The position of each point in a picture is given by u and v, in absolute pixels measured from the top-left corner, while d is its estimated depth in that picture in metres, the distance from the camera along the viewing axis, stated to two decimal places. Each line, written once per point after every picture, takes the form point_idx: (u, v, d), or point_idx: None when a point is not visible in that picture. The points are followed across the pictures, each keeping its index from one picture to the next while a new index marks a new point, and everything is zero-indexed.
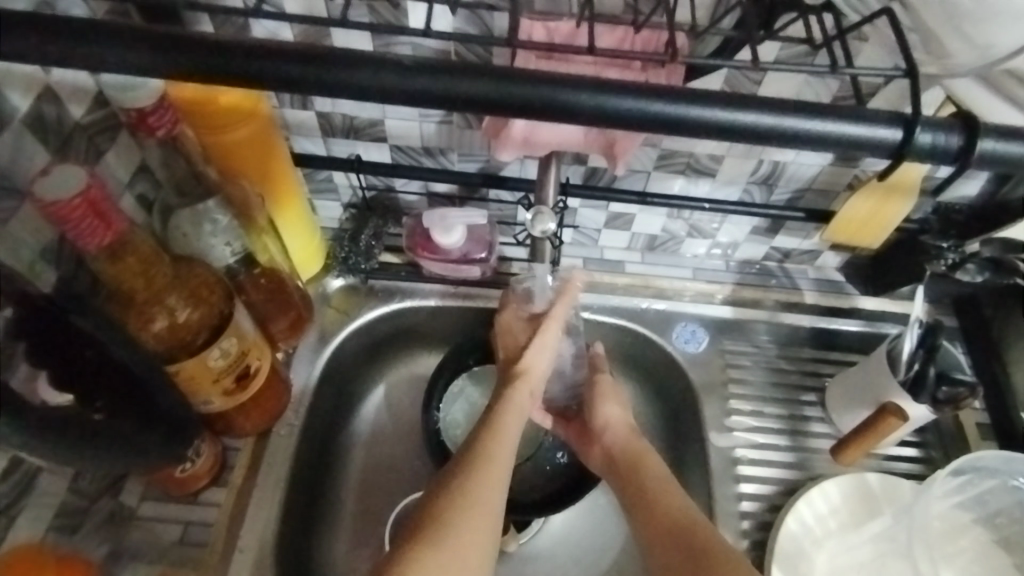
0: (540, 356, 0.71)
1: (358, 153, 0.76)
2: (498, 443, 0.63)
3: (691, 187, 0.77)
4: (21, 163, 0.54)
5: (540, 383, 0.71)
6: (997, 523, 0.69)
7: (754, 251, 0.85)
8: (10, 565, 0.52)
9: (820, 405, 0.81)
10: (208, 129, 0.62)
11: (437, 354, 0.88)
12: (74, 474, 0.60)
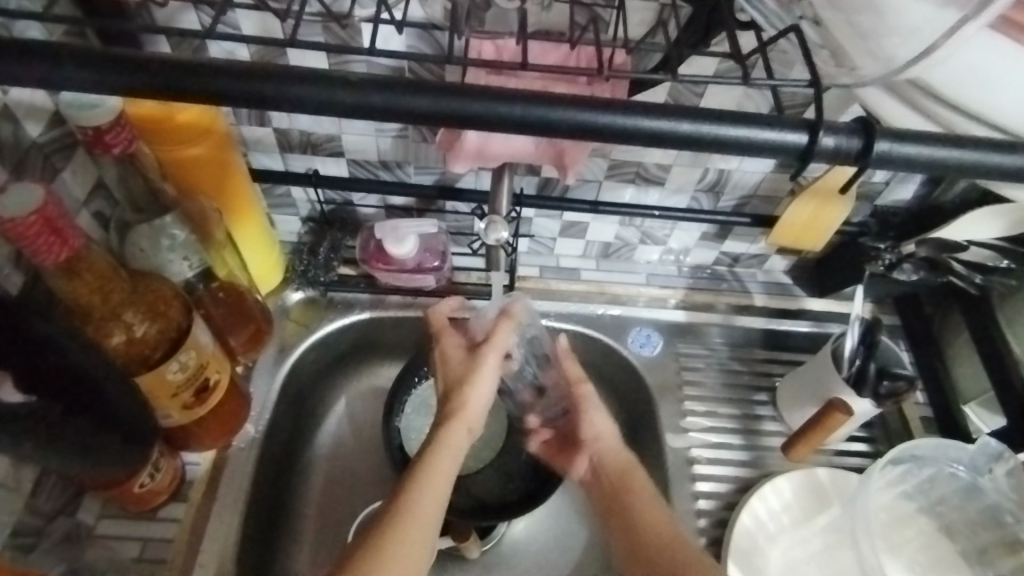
0: (475, 394, 0.67)
1: (315, 167, 0.77)
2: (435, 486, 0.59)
3: (642, 196, 0.80)
4: None
5: (478, 412, 0.67)
6: (940, 511, 0.69)
7: (703, 256, 0.89)
8: None
9: (772, 404, 0.83)
10: (165, 141, 0.61)
11: (398, 364, 0.89)
12: (30, 492, 0.56)
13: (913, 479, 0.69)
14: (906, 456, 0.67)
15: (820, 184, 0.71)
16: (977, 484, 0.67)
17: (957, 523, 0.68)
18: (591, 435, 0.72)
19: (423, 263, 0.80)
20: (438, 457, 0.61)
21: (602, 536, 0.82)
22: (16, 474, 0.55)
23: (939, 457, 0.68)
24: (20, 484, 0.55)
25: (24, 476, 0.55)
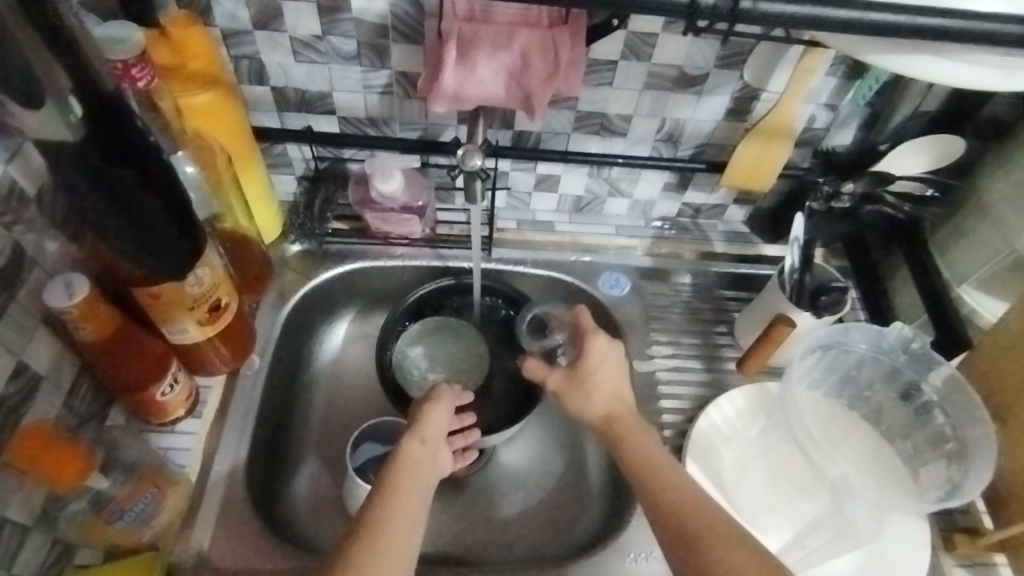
0: (434, 412, 0.75)
1: (310, 125, 0.85)
2: (402, 513, 0.63)
3: (607, 147, 0.88)
4: None
5: (434, 432, 0.74)
6: (868, 396, 0.75)
7: (668, 208, 0.97)
8: (23, 441, 0.58)
9: (731, 335, 0.92)
10: (181, 86, 0.69)
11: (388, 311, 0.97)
12: (68, 388, 0.64)
13: (840, 369, 0.75)
14: (829, 343, 0.73)
15: (764, 124, 0.80)
16: (895, 365, 0.73)
17: (888, 409, 0.74)
18: (593, 409, 0.75)
19: (411, 203, 0.87)
20: (399, 484, 0.66)
21: (578, 460, 0.91)
22: (56, 368, 0.63)
23: (848, 340, 0.74)
24: (60, 379, 0.63)
25: (62, 372, 0.64)
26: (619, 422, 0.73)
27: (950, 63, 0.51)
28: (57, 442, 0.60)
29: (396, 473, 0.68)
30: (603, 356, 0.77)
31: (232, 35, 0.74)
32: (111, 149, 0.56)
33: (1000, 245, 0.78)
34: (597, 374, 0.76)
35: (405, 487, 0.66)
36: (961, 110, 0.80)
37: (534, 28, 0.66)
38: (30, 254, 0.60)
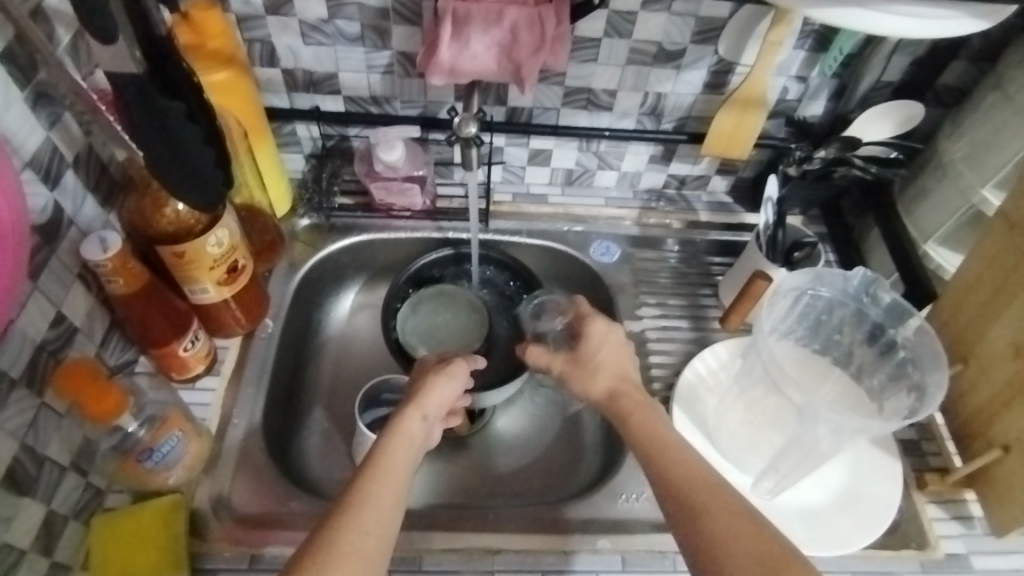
0: (440, 384, 0.74)
1: (317, 104, 0.91)
2: (387, 486, 0.62)
3: (594, 121, 0.94)
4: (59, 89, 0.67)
5: (436, 408, 0.73)
6: (836, 340, 0.81)
7: (654, 180, 1.03)
8: (68, 373, 0.62)
9: (716, 296, 0.98)
10: (205, 64, 0.75)
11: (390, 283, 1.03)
12: (99, 340, 0.71)
13: (811, 317, 0.81)
14: (803, 289, 0.79)
15: (737, 95, 0.86)
16: (861, 308, 0.79)
17: (858, 352, 0.80)
18: (598, 388, 0.75)
19: (413, 174, 0.93)
20: (389, 458, 0.65)
21: (572, 415, 0.98)
22: (89, 321, 0.69)
23: (810, 287, 0.79)
24: (92, 332, 0.70)
25: (94, 325, 0.70)
26: (624, 403, 0.72)
27: (874, 15, 0.54)
28: (101, 380, 0.63)
29: (392, 444, 0.67)
30: (603, 336, 0.78)
31: (246, 19, 0.80)
32: (165, 81, 0.55)
33: (958, 201, 0.84)
34: (599, 357, 0.77)
35: (397, 456, 0.65)
36: (920, 78, 0.86)
37: (522, 7, 0.72)
38: (67, 212, 0.65)
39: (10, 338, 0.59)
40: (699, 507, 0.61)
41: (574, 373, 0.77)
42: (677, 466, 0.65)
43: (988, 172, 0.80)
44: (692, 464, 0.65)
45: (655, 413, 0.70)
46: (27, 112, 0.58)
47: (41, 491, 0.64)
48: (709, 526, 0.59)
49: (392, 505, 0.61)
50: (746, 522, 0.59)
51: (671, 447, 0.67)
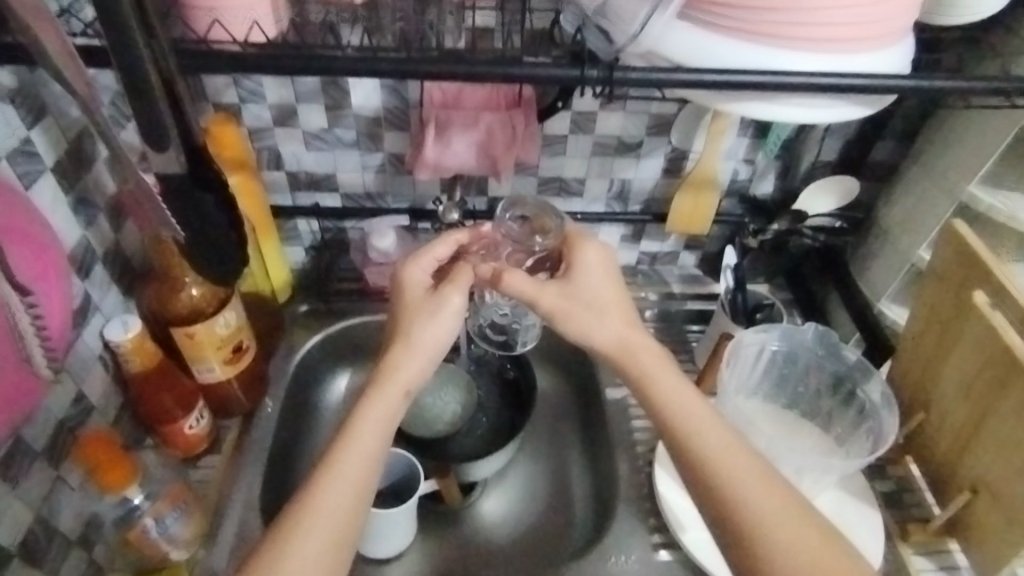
0: (411, 354, 0.67)
1: (317, 201, 1.01)
2: (344, 490, 0.59)
3: (568, 206, 1.04)
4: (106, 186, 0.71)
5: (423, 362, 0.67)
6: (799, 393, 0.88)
7: (628, 257, 1.12)
8: (85, 443, 0.67)
9: (693, 362, 1.05)
10: (232, 167, 0.86)
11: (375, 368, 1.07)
12: (112, 419, 0.76)
13: (773, 372, 0.88)
14: (763, 345, 0.87)
15: (692, 177, 0.97)
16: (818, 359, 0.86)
17: (824, 400, 0.86)
18: (604, 338, 0.66)
19: None
20: (345, 452, 0.60)
21: (563, 482, 1.02)
22: (105, 401, 0.75)
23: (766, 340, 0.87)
24: (107, 411, 0.75)
25: (109, 404, 0.75)
26: (633, 355, 0.65)
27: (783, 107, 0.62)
28: (116, 449, 0.68)
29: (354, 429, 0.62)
30: (591, 265, 0.70)
31: (256, 131, 0.92)
32: None
33: (900, 261, 0.92)
34: (590, 291, 0.69)
35: (353, 447, 0.61)
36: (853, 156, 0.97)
37: (496, 113, 0.83)
38: (93, 300, 0.72)
39: (36, 417, 0.64)
40: (736, 497, 0.57)
41: (570, 312, 0.67)
42: (712, 450, 0.59)
43: (921, 234, 0.89)
44: (723, 437, 0.60)
45: (672, 381, 0.63)
46: (67, 214, 0.65)
47: (50, 564, 0.67)
48: (753, 522, 0.56)
49: (352, 500, 0.59)
50: (789, 518, 0.56)
51: (694, 427, 0.61)
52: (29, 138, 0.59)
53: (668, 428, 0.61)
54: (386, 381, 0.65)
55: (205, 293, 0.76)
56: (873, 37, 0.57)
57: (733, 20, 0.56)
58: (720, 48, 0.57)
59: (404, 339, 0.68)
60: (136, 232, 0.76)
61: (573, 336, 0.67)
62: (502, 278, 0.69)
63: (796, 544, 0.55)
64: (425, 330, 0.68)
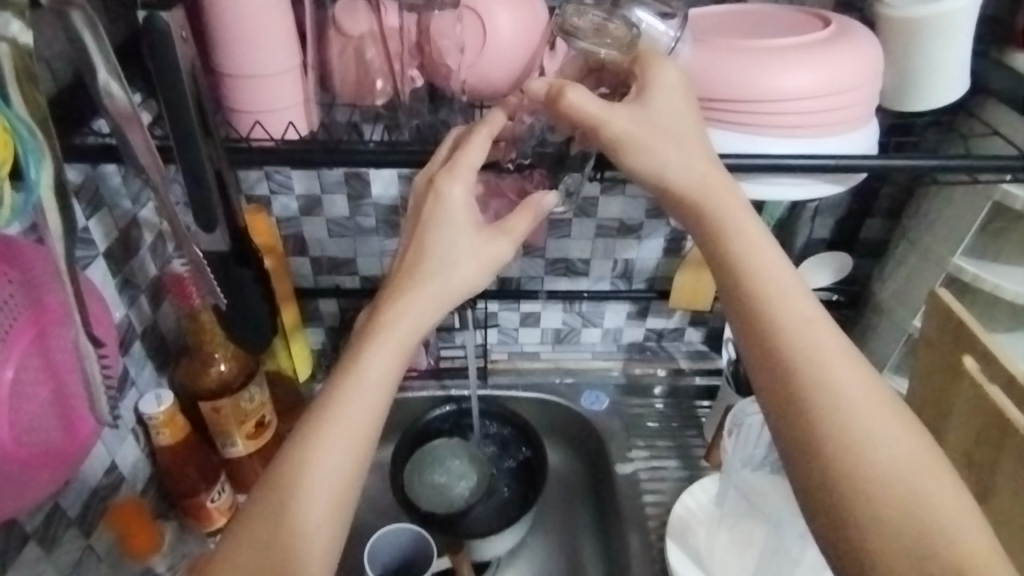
0: (430, 246, 0.58)
1: (338, 283, 1.07)
2: (377, 382, 0.52)
3: (575, 285, 1.07)
4: (144, 270, 0.77)
5: (439, 262, 0.58)
6: None
7: (635, 334, 1.13)
8: (120, 515, 0.74)
9: (703, 437, 1.07)
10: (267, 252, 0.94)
11: (390, 445, 1.10)
12: (139, 490, 0.79)
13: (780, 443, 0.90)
14: None
15: (691, 255, 1.02)
16: None
17: None
18: (685, 178, 0.57)
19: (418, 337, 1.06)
20: (381, 341, 0.54)
21: (577, 561, 1.02)
22: (134, 472, 0.78)
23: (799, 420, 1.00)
24: (135, 482, 0.78)
25: (137, 476, 0.78)
26: (712, 202, 0.57)
27: (759, 186, 0.67)
28: (145, 518, 0.77)
29: (392, 316, 0.55)
30: (674, 107, 0.58)
31: (285, 219, 1.00)
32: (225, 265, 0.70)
33: (898, 332, 0.95)
34: (665, 116, 0.58)
35: (393, 336, 0.54)
36: (845, 234, 1.02)
37: None
38: (131, 374, 0.76)
39: (74, 485, 0.67)
40: (845, 402, 0.51)
41: (643, 150, 0.57)
42: (845, 373, 0.52)
43: (914, 306, 0.92)
44: (798, 293, 0.54)
45: (779, 279, 0.55)
46: (115, 294, 0.72)
47: None
48: (818, 381, 0.51)
49: (355, 448, 0.50)
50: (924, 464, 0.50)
51: (822, 341, 0.53)
52: (88, 226, 0.67)
53: (744, 281, 0.55)
54: (419, 280, 0.57)
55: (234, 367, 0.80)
56: (841, 121, 0.64)
57: (709, 114, 0.63)
58: None
59: (440, 212, 0.59)
60: (172, 313, 0.82)
61: (641, 169, 0.58)
62: (564, 92, 0.57)
63: (864, 412, 0.51)
64: (442, 224, 0.59)
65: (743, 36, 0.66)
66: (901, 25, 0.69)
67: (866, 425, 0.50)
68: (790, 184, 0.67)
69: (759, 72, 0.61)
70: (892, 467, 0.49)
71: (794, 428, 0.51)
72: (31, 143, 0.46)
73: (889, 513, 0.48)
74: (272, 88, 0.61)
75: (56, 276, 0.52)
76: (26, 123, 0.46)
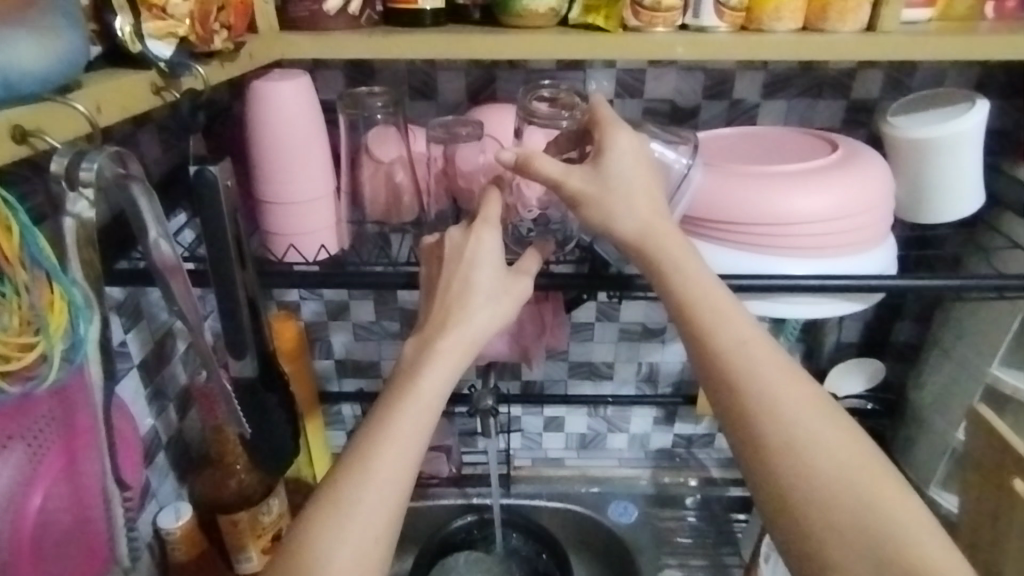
0: (469, 318, 0.57)
1: (362, 386, 1.07)
2: (411, 423, 0.50)
3: (599, 389, 1.06)
4: (172, 381, 0.78)
5: (480, 332, 0.57)
6: None
7: (663, 440, 1.10)
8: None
9: (739, 555, 1.02)
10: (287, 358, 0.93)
11: (408, 557, 1.06)
12: None
13: None
14: None
15: None
16: None
17: None
18: (629, 224, 0.57)
19: (441, 443, 1.04)
20: (418, 383, 0.52)
21: None
22: None
23: None
24: None
25: None
26: (657, 242, 0.56)
27: (777, 304, 0.67)
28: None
29: (424, 362, 0.54)
30: (622, 150, 0.58)
31: (313, 323, 1.02)
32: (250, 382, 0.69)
33: (940, 444, 0.91)
34: (622, 171, 0.58)
35: (422, 384, 0.52)
36: (874, 339, 1.00)
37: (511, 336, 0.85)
38: (152, 486, 0.76)
39: None
40: (785, 421, 0.49)
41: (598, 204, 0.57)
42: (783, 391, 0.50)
43: (954, 417, 0.89)
44: (737, 318, 0.53)
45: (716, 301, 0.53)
46: (143, 406, 0.73)
47: None
48: (764, 408, 0.49)
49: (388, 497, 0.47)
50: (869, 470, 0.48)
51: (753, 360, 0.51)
52: (125, 340, 0.69)
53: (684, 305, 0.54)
54: (448, 328, 0.56)
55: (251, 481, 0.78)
56: (856, 242, 0.65)
57: (725, 234, 0.65)
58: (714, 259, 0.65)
59: (467, 286, 0.59)
60: (197, 422, 0.82)
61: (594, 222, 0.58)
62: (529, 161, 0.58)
63: (808, 430, 0.48)
64: (470, 276, 0.59)
65: (755, 160, 0.68)
66: (908, 144, 0.71)
67: (811, 442, 0.48)
68: (808, 304, 0.67)
69: (774, 195, 0.63)
70: (843, 483, 0.47)
71: (746, 456, 0.49)
72: (83, 304, 0.45)
73: (841, 531, 0.45)
74: (307, 214, 0.65)
75: (92, 406, 0.50)
76: (79, 285, 0.45)
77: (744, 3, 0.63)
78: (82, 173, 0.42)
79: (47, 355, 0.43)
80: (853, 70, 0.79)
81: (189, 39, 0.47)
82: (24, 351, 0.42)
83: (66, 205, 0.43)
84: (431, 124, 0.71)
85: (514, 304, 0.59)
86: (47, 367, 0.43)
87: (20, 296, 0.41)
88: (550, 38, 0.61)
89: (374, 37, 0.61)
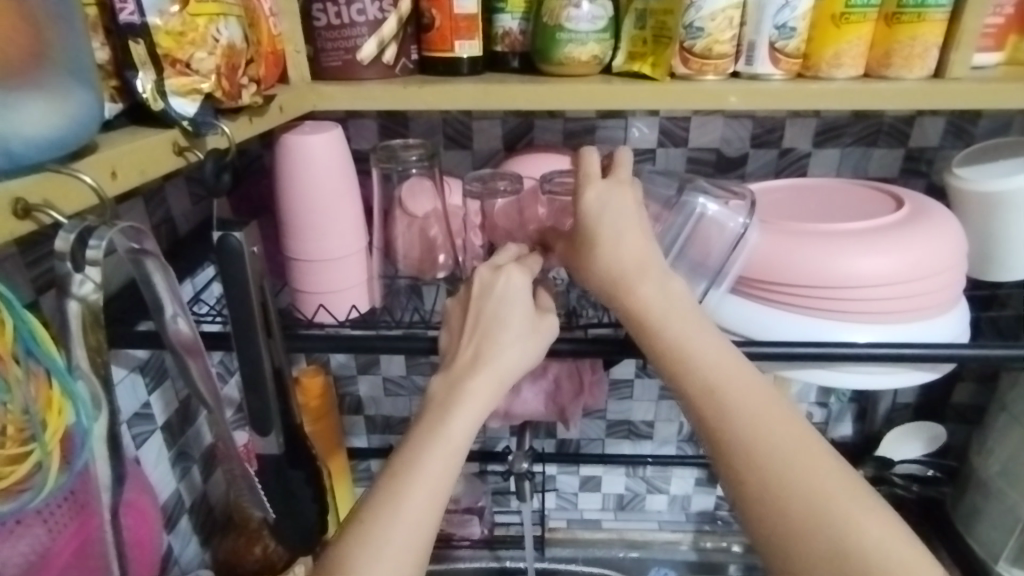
0: (498, 351, 0.52)
1: (391, 442, 1.03)
2: (440, 462, 0.45)
3: (638, 449, 0.99)
4: (196, 441, 0.74)
5: (510, 367, 0.52)
6: None
7: (705, 501, 1.03)
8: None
9: None
10: (311, 417, 0.88)
11: None
12: None
13: None
14: None
15: None
16: None
17: None
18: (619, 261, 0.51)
19: (472, 504, 0.97)
20: (447, 419, 0.48)
21: None
22: None
23: None
24: None
25: None
26: (629, 273, 0.51)
27: (839, 374, 0.63)
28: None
29: (452, 397, 0.49)
30: (606, 199, 0.53)
31: (341, 376, 0.98)
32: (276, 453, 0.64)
33: (1011, 520, 0.82)
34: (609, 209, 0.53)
35: (452, 423, 0.47)
36: (934, 400, 0.93)
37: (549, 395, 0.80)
38: (175, 552, 0.71)
39: None
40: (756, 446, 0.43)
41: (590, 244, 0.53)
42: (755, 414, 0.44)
43: None
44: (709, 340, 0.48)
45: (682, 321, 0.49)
46: (165, 470, 0.69)
47: None
48: (732, 433, 0.44)
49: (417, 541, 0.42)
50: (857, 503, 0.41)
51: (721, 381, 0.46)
52: (148, 402, 0.65)
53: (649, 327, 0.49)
54: (479, 362, 0.51)
55: (275, 548, 0.74)
56: (926, 307, 0.59)
57: (782, 296, 0.60)
58: (772, 324, 0.61)
59: (496, 318, 0.54)
60: (222, 483, 0.78)
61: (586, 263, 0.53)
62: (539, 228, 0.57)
63: (783, 458, 0.43)
64: (499, 308, 0.54)
65: (811, 217, 0.64)
66: (978, 198, 0.65)
67: (788, 476, 0.42)
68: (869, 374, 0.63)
69: (833, 256, 0.58)
70: (820, 521, 0.41)
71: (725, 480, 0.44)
72: (87, 401, 0.41)
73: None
74: (337, 272, 0.61)
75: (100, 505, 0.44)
76: (84, 378, 0.41)
77: (802, 50, 0.59)
78: (90, 251, 0.38)
79: (42, 463, 0.38)
80: (912, 117, 0.75)
81: (215, 95, 0.44)
82: (15, 462, 0.37)
83: (70, 289, 0.39)
84: (468, 177, 0.67)
85: (547, 337, 0.55)
86: (43, 475, 0.38)
87: (17, 399, 0.36)
88: (595, 87, 0.58)
89: (411, 88, 0.58)
